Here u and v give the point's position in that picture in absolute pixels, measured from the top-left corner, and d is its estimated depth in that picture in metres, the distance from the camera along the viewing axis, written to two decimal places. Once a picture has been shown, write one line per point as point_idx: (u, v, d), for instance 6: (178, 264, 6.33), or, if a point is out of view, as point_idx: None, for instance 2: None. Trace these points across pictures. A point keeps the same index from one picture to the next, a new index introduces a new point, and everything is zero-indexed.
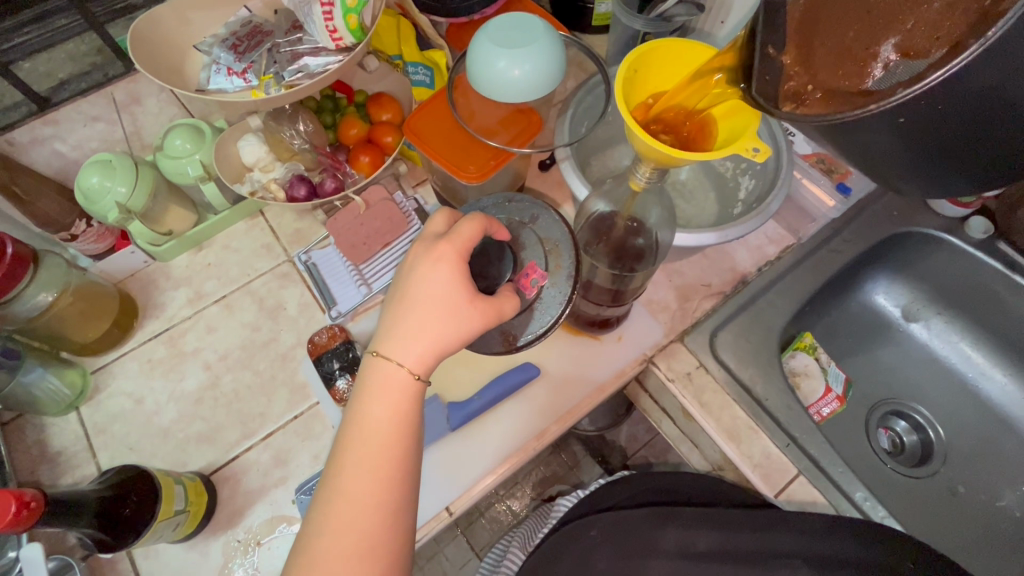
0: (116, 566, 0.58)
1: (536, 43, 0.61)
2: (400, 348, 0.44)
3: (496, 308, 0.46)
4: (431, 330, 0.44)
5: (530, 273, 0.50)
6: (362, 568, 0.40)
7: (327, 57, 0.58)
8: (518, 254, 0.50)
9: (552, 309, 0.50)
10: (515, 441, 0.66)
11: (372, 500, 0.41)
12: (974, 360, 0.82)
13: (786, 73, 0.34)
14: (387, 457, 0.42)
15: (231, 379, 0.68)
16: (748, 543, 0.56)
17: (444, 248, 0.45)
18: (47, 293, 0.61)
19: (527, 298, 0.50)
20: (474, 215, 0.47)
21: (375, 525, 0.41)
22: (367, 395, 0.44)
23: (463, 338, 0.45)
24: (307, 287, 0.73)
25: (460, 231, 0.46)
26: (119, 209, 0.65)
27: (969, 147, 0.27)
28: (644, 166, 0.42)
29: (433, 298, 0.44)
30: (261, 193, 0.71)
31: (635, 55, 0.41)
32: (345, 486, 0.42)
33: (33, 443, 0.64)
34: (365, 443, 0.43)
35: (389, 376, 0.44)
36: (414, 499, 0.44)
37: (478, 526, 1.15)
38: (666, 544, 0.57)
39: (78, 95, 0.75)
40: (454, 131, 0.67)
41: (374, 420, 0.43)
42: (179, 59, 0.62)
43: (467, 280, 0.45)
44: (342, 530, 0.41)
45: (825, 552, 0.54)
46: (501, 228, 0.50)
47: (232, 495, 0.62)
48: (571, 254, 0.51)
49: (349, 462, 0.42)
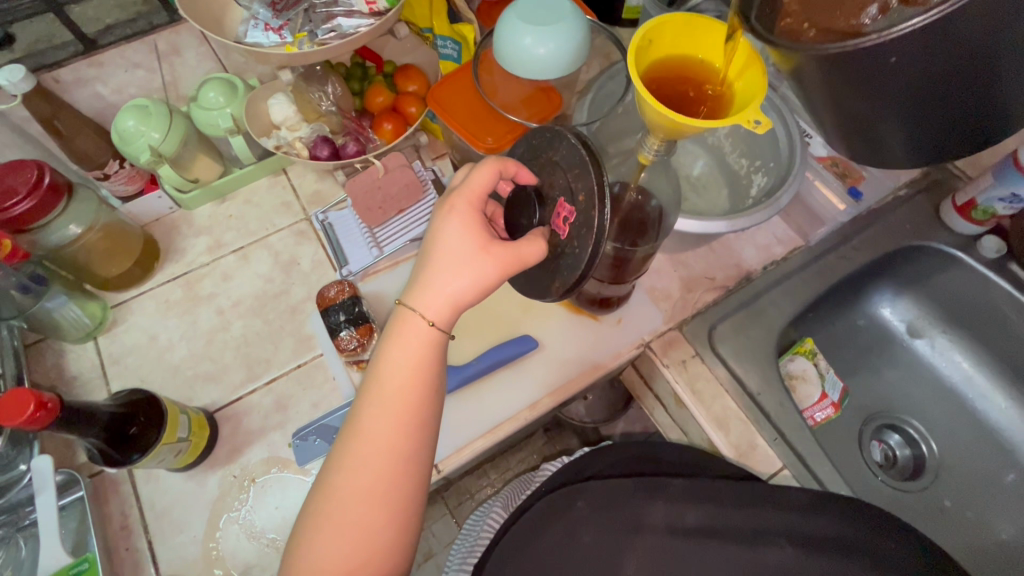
0: (119, 486, 0.61)
1: (562, 22, 0.62)
2: (422, 299, 0.46)
3: (515, 252, 0.46)
4: (448, 279, 0.46)
5: (562, 212, 0.46)
6: (375, 506, 0.43)
7: (360, 19, 0.61)
8: (547, 195, 0.48)
9: (584, 242, 0.44)
10: (510, 407, 0.68)
11: (385, 443, 0.44)
12: (975, 381, 0.80)
13: (783, 9, 0.33)
14: (403, 403, 0.45)
15: (241, 325, 0.71)
16: (734, 520, 0.52)
17: (457, 203, 0.48)
18: (76, 226, 0.65)
19: (561, 239, 0.47)
20: (485, 161, 0.49)
21: (389, 465, 0.44)
22: (387, 343, 0.47)
23: (481, 286, 0.46)
24: (322, 246, 0.76)
25: (470, 183, 0.49)
26: (151, 152, 0.69)
27: (943, 100, 0.30)
28: (653, 138, 0.43)
29: (449, 249, 0.47)
30: (286, 149, 0.74)
31: (647, 28, 0.41)
32: (363, 428, 0.44)
33: (51, 366, 0.67)
34: (383, 389, 0.45)
35: (408, 325, 0.46)
36: (428, 444, 0.46)
37: (467, 505, 1.16)
38: (654, 518, 0.54)
39: (122, 40, 0.78)
40: (476, 105, 0.69)
41: (394, 367, 0.46)
42: (220, 11, 0.65)
43: (483, 230, 0.47)
44: (356, 469, 0.43)
45: (812, 531, 0.51)
46: (520, 168, 0.50)
47: (233, 433, 0.65)
48: (594, 174, 0.44)
49: (367, 407, 0.45)
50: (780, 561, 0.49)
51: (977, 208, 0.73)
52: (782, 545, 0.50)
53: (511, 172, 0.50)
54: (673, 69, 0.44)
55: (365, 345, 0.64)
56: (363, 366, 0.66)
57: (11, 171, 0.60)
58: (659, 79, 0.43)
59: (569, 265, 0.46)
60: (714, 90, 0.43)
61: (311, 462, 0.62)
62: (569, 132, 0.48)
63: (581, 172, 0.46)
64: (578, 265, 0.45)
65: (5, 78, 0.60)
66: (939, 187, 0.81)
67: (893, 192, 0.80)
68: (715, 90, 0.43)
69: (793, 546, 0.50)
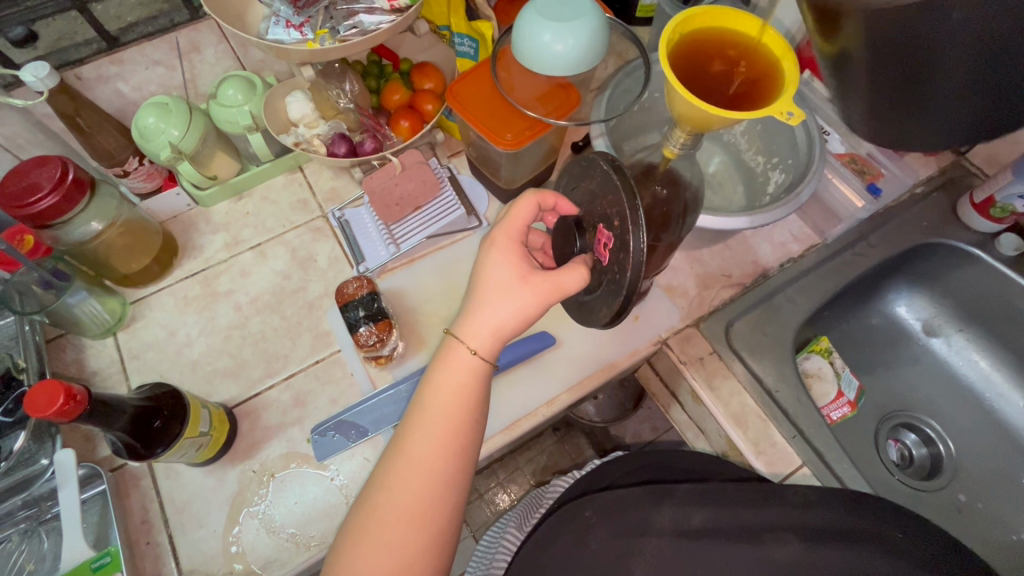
0: (140, 479, 0.62)
1: (581, 20, 0.62)
2: (466, 327, 0.48)
3: (554, 282, 0.47)
4: (491, 309, 0.48)
5: (602, 238, 0.47)
6: (410, 528, 0.43)
7: (381, 16, 0.61)
8: (594, 224, 0.49)
9: (623, 267, 0.45)
10: (528, 405, 0.68)
11: (426, 465, 0.44)
12: (993, 380, 0.79)
13: None
14: (446, 427, 0.45)
15: (259, 321, 0.71)
16: (741, 518, 0.51)
17: (498, 237, 0.51)
18: (98, 222, 0.64)
19: (603, 263, 0.47)
20: (525, 195, 0.52)
21: (428, 485, 0.44)
22: (432, 371, 0.48)
23: (521, 315, 0.48)
24: (338, 243, 0.76)
25: (510, 216, 0.52)
26: (171, 149, 0.69)
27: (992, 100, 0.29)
28: (678, 131, 0.44)
29: (492, 281, 0.49)
30: (304, 146, 0.74)
31: (678, 20, 0.43)
32: (407, 449, 0.45)
33: (71, 361, 0.68)
34: (428, 411, 0.46)
35: (452, 353, 0.48)
36: (466, 471, 0.46)
37: (477, 506, 1.16)
38: (660, 522, 0.53)
39: (144, 38, 0.79)
40: (495, 102, 0.69)
41: (439, 393, 0.46)
42: (242, 9, 0.65)
43: (524, 262, 0.49)
44: (397, 488, 0.44)
45: (818, 523, 0.50)
46: (560, 200, 0.52)
47: (252, 428, 0.65)
48: (624, 200, 0.44)
49: (413, 428, 0.46)
50: (786, 558, 0.48)
51: (995, 206, 0.72)
52: (786, 540, 0.49)
53: (550, 203, 0.53)
54: (704, 57, 0.44)
55: (384, 340, 0.64)
56: (381, 361, 0.66)
57: (36, 166, 0.60)
58: (689, 69, 0.44)
59: (611, 290, 0.47)
60: (750, 86, 0.43)
61: (331, 457, 0.62)
62: (603, 159, 0.48)
63: (613, 198, 0.46)
64: (620, 290, 0.45)
65: (31, 75, 0.61)
66: (954, 185, 0.81)
67: (909, 190, 0.80)
68: (751, 78, 0.43)
69: (798, 540, 0.49)
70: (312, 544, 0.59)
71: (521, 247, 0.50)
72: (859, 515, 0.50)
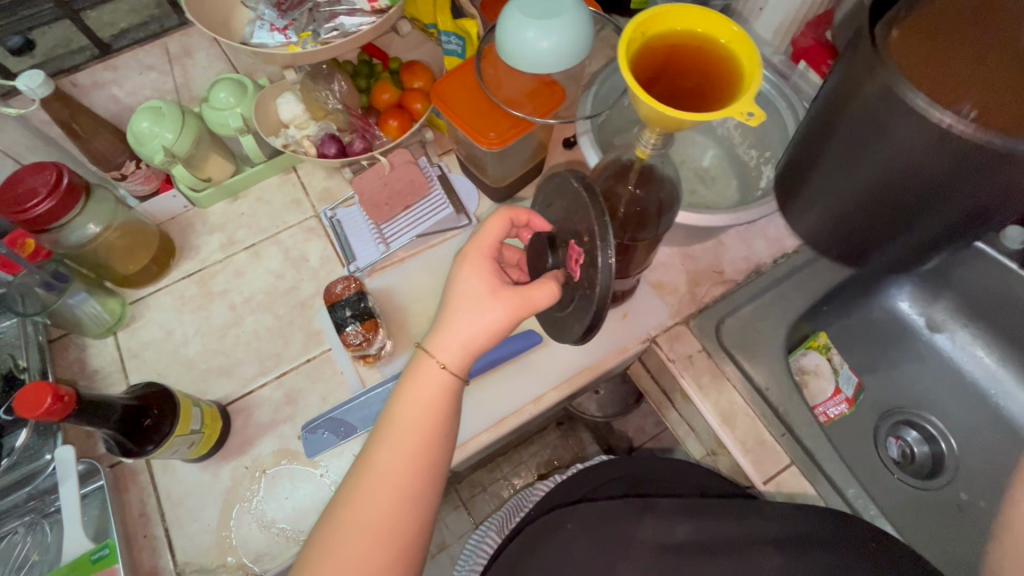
0: (138, 474, 0.64)
1: (563, 15, 0.62)
2: (436, 343, 0.48)
3: (523, 297, 0.47)
4: (461, 324, 0.48)
5: (573, 254, 0.47)
6: (376, 542, 0.44)
7: (362, 17, 0.61)
8: (566, 238, 0.49)
9: (592, 284, 0.45)
10: (513, 407, 0.69)
11: (393, 480, 0.45)
12: (998, 376, 0.77)
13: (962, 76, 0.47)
14: (415, 442, 0.46)
15: (253, 320, 0.73)
16: (725, 529, 0.52)
17: (470, 251, 0.51)
18: (95, 225, 0.66)
19: (574, 278, 0.47)
20: (499, 209, 0.52)
21: (395, 500, 0.45)
22: (403, 385, 0.48)
23: (490, 330, 0.48)
24: (330, 243, 0.77)
25: (483, 230, 0.52)
26: (164, 153, 0.70)
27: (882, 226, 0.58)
28: (649, 131, 0.44)
29: (463, 296, 0.49)
30: (294, 147, 0.75)
31: (641, 19, 0.43)
32: (375, 463, 0.46)
33: (73, 360, 0.70)
34: (398, 426, 0.46)
35: (423, 367, 0.48)
36: (435, 486, 0.47)
37: (480, 499, 1.17)
38: (644, 534, 0.53)
39: (136, 44, 0.82)
40: (480, 100, 0.68)
41: (409, 408, 0.47)
42: (227, 13, 0.66)
43: (495, 277, 0.49)
44: (364, 502, 0.44)
45: (799, 533, 0.51)
46: (532, 216, 0.53)
47: (245, 425, 0.66)
48: (593, 217, 0.44)
49: (382, 443, 0.46)
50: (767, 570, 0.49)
51: None
52: (769, 555, 0.50)
53: (523, 221, 0.53)
54: (671, 55, 0.44)
55: (371, 340, 0.64)
56: (369, 360, 0.67)
57: (31, 172, 0.62)
58: (657, 67, 0.44)
59: (582, 305, 0.47)
60: (719, 82, 0.42)
61: (321, 454, 0.64)
62: (573, 176, 0.48)
63: (582, 215, 0.46)
64: (590, 306, 0.45)
65: (25, 85, 0.63)
66: None
67: None
68: (720, 75, 0.43)
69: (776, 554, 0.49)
70: (303, 539, 0.61)
71: (493, 262, 0.51)
72: (842, 525, 0.51)
